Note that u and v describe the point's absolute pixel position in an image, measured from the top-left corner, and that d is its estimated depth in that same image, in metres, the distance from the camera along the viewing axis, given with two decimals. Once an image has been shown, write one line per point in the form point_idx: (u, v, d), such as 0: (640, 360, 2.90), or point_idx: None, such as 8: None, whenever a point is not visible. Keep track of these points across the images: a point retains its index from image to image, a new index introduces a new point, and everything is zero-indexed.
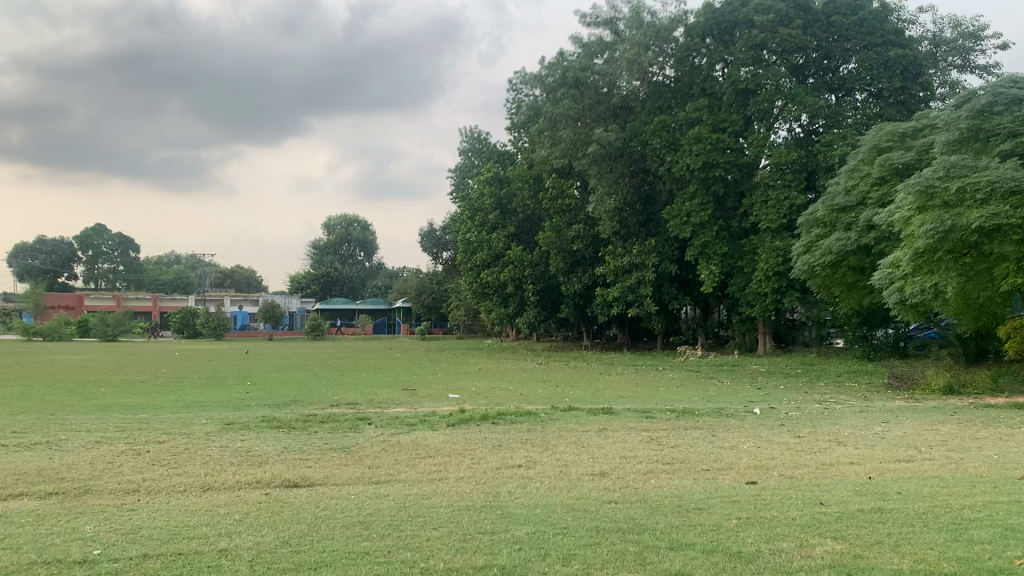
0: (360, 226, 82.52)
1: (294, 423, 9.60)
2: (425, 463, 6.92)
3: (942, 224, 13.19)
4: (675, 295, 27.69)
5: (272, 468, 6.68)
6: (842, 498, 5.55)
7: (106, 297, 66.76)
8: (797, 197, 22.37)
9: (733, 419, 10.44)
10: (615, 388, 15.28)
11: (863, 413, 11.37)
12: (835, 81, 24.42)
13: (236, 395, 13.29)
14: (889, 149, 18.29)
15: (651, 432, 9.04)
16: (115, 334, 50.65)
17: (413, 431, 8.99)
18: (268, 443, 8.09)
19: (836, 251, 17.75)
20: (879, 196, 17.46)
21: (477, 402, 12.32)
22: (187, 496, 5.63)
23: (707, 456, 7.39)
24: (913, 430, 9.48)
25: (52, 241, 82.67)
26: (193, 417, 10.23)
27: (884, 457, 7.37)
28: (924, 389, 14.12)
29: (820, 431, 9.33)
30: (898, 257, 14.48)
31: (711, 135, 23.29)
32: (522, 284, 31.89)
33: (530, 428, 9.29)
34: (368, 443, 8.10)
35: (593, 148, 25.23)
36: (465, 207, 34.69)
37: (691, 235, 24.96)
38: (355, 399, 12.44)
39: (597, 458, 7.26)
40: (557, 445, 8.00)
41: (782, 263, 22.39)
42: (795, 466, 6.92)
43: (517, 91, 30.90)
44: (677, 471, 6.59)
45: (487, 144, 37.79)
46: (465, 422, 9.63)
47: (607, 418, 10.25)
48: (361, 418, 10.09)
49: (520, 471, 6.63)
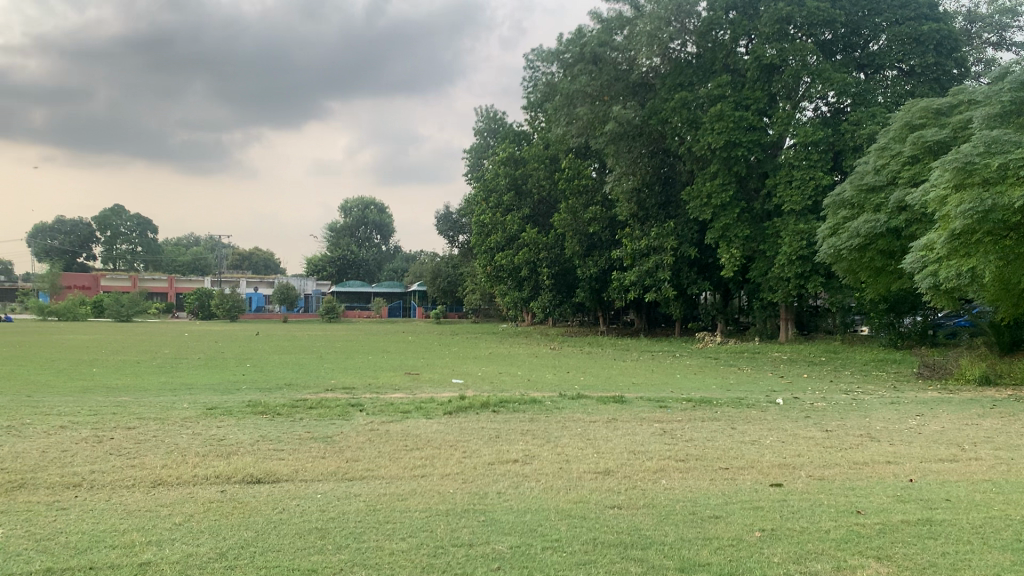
0: (377, 209, 82.19)
1: (280, 409, 8.94)
2: (409, 456, 6.22)
3: (983, 203, 12.29)
4: (694, 280, 26.84)
5: (239, 459, 6.00)
6: (883, 506, 4.80)
7: (122, 278, 66.59)
8: (822, 177, 21.44)
9: (755, 411, 9.67)
10: (629, 375, 14.50)
11: (894, 405, 10.58)
12: (864, 58, 23.35)
13: (231, 378, 12.68)
14: (922, 126, 17.34)
15: (664, 423, 8.31)
16: (130, 315, 50.41)
17: (406, 419, 8.29)
18: (244, 431, 7.44)
19: (864, 233, 16.84)
20: (910, 176, 16.53)
21: (481, 388, 11.62)
22: (133, 492, 4.97)
23: (725, 452, 6.64)
24: (952, 425, 8.67)
25: (71, 222, 82.78)
26: (176, 401, 9.60)
27: (925, 456, 6.59)
28: (958, 379, 13.30)
29: (849, 425, 8.54)
30: (931, 239, 13.61)
31: (734, 113, 22.35)
32: (537, 267, 31.12)
33: (533, 416, 8.58)
34: (353, 432, 7.42)
35: (611, 126, 24.33)
36: (481, 188, 33.92)
37: (711, 217, 24.10)
38: (353, 384, 11.78)
39: (603, 452, 6.53)
40: (559, 437, 7.28)
41: (806, 246, 21.49)
42: (824, 465, 6.15)
43: (533, 68, 29.95)
44: (691, 470, 5.85)
45: (503, 124, 36.97)
46: (464, 410, 8.93)
47: (617, 408, 9.51)
48: (353, 404, 9.42)
49: (515, 467, 5.91)
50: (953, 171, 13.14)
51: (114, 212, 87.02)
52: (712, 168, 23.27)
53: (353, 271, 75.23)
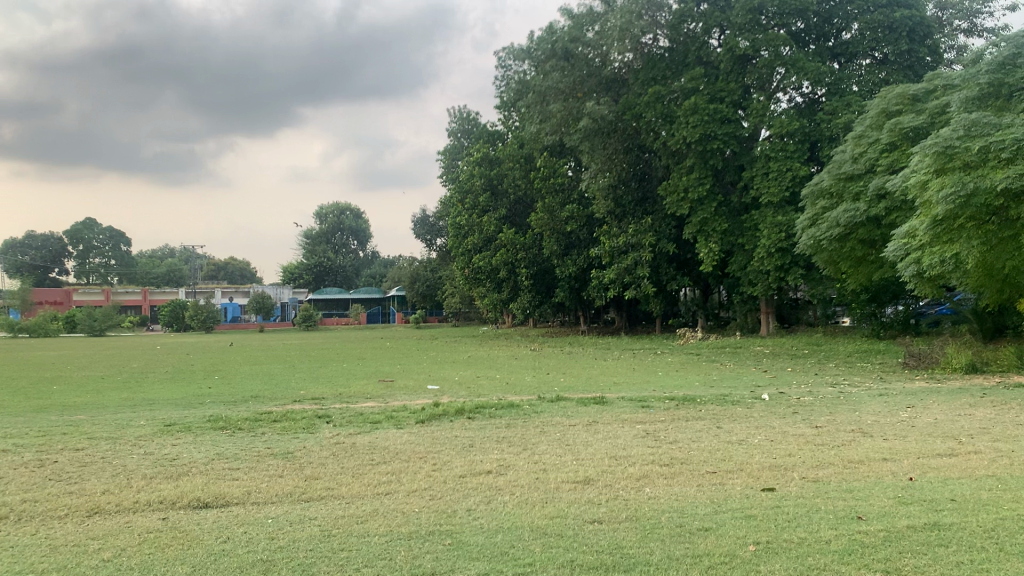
0: (352, 214, 81.51)
1: (243, 424, 8.44)
2: (374, 471, 5.77)
3: (964, 187, 12.02)
4: (673, 276, 26.54)
5: (189, 481, 5.52)
6: (886, 510, 4.43)
7: (95, 291, 65.42)
8: (800, 168, 21.19)
9: (740, 407, 9.32)
10: (610, 375, 14.13)
11: (883, 397, 10.25)
12: (837, 47, 23.15)
13: (197, 391, 12.16)
14: (899, 113, 17.12)
15: (647, 424, 7.91)
16: (103, 329, 49.50)
17: (376, 430, 7.83)
18: (200, 449, 6.96)
19: (844, 223, 16.56)
20: (888, 164, 16.28)
21: (456, 393, 11.18)
22: (64, 523, 4.49)
23: (713, 454, 6.25)
24: (946, 416, 8.34)
25: (42, 236, 81.45)
26: (133, 418, 9.09)
27: (922, 452, 6.24)
28: (944, 368, 13.02)
29: (839, 420, 8.19)
30: (913, 226, 13.33)
31: (708, 105, 22.06)
32: (515, 268, 30.73)
33: (509, 423, 8.14)
34: (317, 446, 6.97)
35: (585, 123, 23.97)
36: (456, 189, 33.46)
37: (689, 212, 23.80)
38: (323, 394, 11.30)
39: (583, 459, 6.14)
40: (537, 444, 6.86)
41: (785, 238, 21.25)
42: (818, 465, 5.78)
43: (504, 66, 29.51)
44: (678, 476, 5.45)
45: (476, 124, 36.50)
46: (438, 418, 8.50)
47: (598, 410, 9.09)
48: (320, 415, 8.95)
49: (488, 479, 5.49)
50: (933, 156, 12.86)
51: (87, 225, 86.34)
52: (688, 162, 22.95)
53: (330, 277, 74.47)
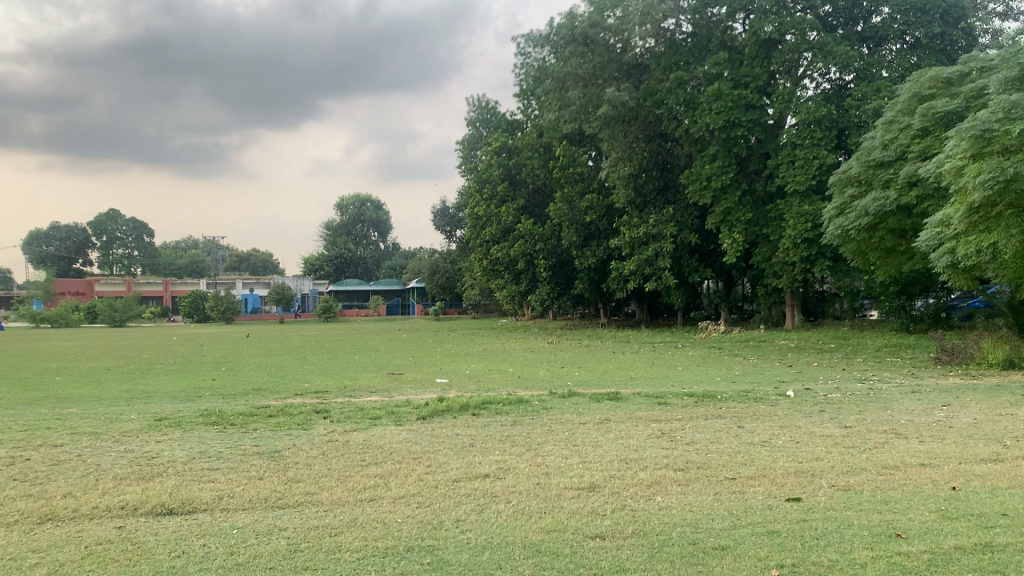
0: (373, 205, 81.39)
1: (236, 419, 8.02)
2: (362, 474, 5.30)
3: (1004, 172, 11.36)
4: (695, 267, 25.90)
5: (159, 483, 5.08)
6: (929, 527, 3.91)
7: (117, 282, 65.64)
8: (827, 155, 20.49)
9: (763, 405, 8.77)
10: (627, 369, 13.61)
11: (916, 394, 9.67)
12: (866, 31, 22.37)
13: (199, 384, 11.79)
14: (931, 97, 16.40)
15: (662, 423, 7.40)
16: (123, 320, 49.52)
17: (373, 427, 7.36)
18: (185, 447, 6.54)
19: (873, 212, 15.87)
20: (920, 150, 15.59)
21: (465, 387, 10.72)
22: (7, 532, 4.06)
23: (732, 458, 5.71)
24: (986, 416, 7.75)
25: (66, 227, 82.02)
26: (123, 411, 8.69)
27: (964, 456, 5.68)
28: (980, 364, 12.38)
29: (870, 419, 7.63)
30: (947, 214, 12.68)
31: (732, 91, 21.41)
32: (534, 259, 30.22)
33: (515, 420, 7.65)
34: (307, 445, 6.51)
35: (604, 110, 23.37)
36: (474, 179, 32.97)
37: (711, 201, 23.14)
38: (327, 387, 10.89)
39: (591, 462, 5.63)
40: (543, 445, 6.36)
41: (811, 228, 20.59)
42: (850, 471, 5.24)
43: (523, 53, 28.89)
44: (693, 483, 4.93)
45: (495, 113, 35.96)
46: (441, 414, 8.03)
47: (611, 407, 8.57)
48: (318, 410, 8.50)
49: (485, 484, 5.00)
50: (970, 140, 12.18)
51: (110, 216, 87.10)
52: (711, 150, 22.29)
53: (351, 269, 74.33)
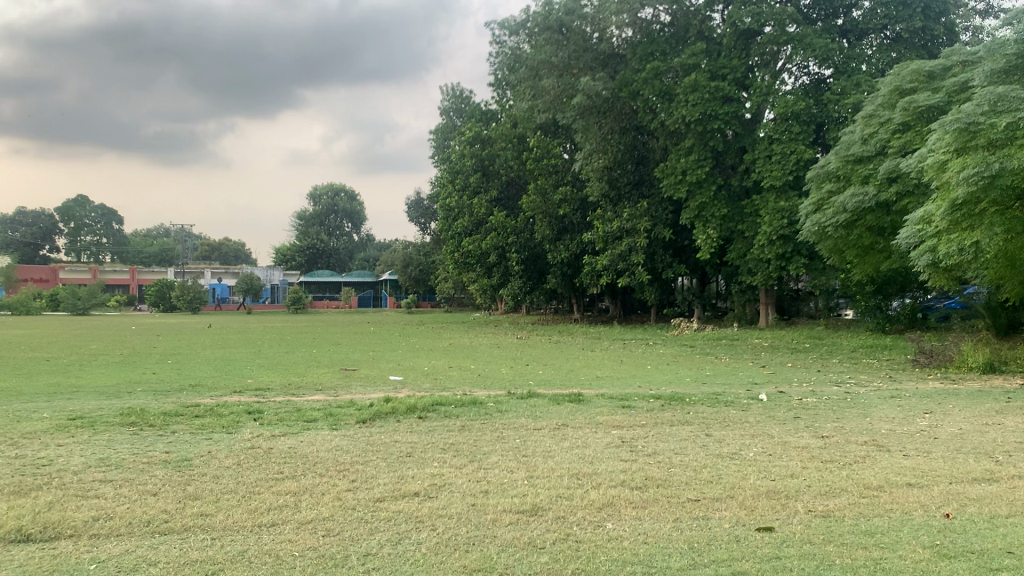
0: (347, 196, 80.34)
1: (156, 420, 7.28)
2: (272, 491, 4.60)
3: (989, 167, 10.85)
4: (669, 263, 25.32)
5: (30, 501, 4.35)
6: (922, 569, 3.30)
7: (83, 270, 64.12)
8: (804, 150, 19.97)
9: (733, 409, 8.17)
10: (594, 368, 12.96)
11: (895, 399, 9.13)
12: (846, 25, 21.90)
13: (135, 379, 11.03)
14: (913, 91, 15.91)
15: (624, 430, 6.78)
16: (87, 308, 48.19)
17: (305, 431, 6.66)
18: (87, 452, 5.80)
19: (851, 208, 15.35)
20: (900, 145, 15.11)
21: (419, 386, 10.05)
22: None
23: (697, 474, 5.08)
24: (971, 425, 7.20)
25: (33, 213, 80.12)
26: (37, 410, 7.89)
27: (954, 474, 5.09)
28: (959, 367, 11.88)
29: (848, 428, 7.04)
30: (928, 211, 12.15)
31: (709, 83, 20.83)
32: (506, 252, 29.54)
33: (462, 425, 6.97)
34: (226, 452, 5.80)
35: (579, 99, 22.66)
36: (446, 169, 32.20)
37: (686, 195, 22.57)
38: (271, 384, 10.16)
39: (539, 478, 4.96)
40: (487, 455, 5.70)
41: (787, 225, 20.09)
42: (828, 492, 4.62)
43: (498, 41, 28.09)
44: (650, 506, 4.28)
45: (469, 103, 35.11)
46: (385, 416, 7.35)
47: (572, 410, 7.93)
48: (251, 411, 7.78)
49: (411, 505, 4.32)
50: (953, 133, 11.66)
51: (77, 203, 85.24)
52: (687, 143, 21.69)
53: (323, 260, 73.20)
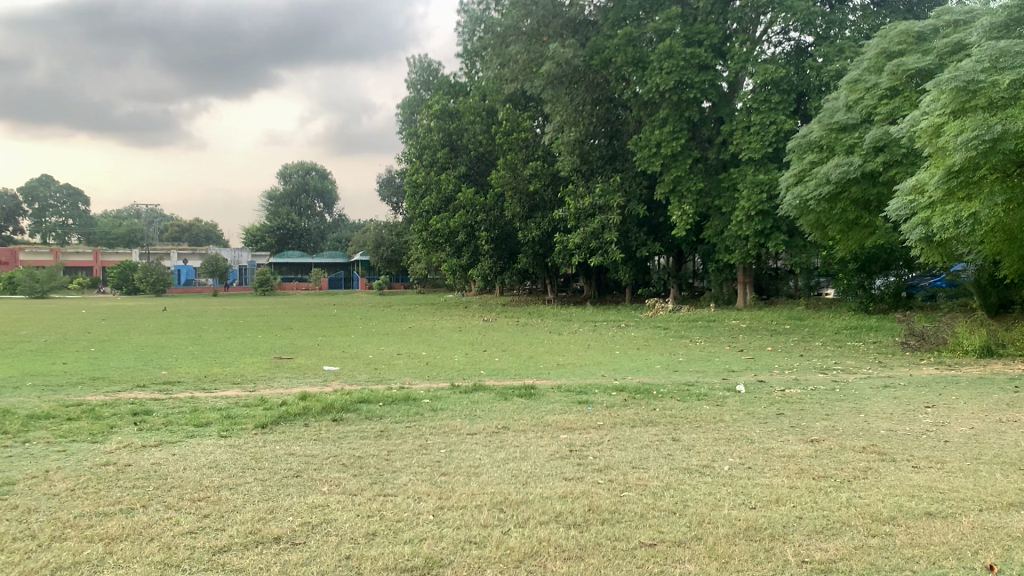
0: (318, 174, 78.58)
1: (15, 425, 6.01)
2: (83, 536, 3.41)
3: (990, 130, 9.71)
4: (644, 241, 24.19)
5: None
6: None
7: (44, 251, 62.08)
8: (785, 120, 18.86)
9: (706, 404, 7.06)
10: (556, 354, 11.78)
11: (890, 389, 8.08)
12: None
13: (35, 370, 9.79)
14: (901, 53, 14.77)
15: (577, 435, 5.63)
16: (45, 291, 46.39)
17: (187, 440, 5.45)
18: None
19: (835, 179, 14.25)
20: (887, 112, 14.02)
21: (353, 378, 8.86)
22: None
23: (658, 500, 3.94)
24: (984, 422, 6.15)
25: None
26: None
27: (985, 497, 4.00)
28: (954, 350, 10.89)
29: (839, 428, 5.97)
30: (920, 179, 11.05)
31: (685, 50, 19.61)
32: (475, 230, 28.29)
33: (381, 430, 5.79)
34: (67, 473, 4.57)
35: (547, 67, 21.35)
36: (413, 144, 30.78)
37: (661, 168, 21.42)
38: (183, 376, 8.94)
39: (450, 510, 3.79)
40: (396, 474, 4.52)
41: (766, 198, 19.02)
42: (831, 530, 3.49)
43: (465, 8, 26.63)
44: (588, 558, 3.15)
45: (437, 75, 33.60)
46: (295, 419, 6.15)
47: (519, 408, 6.78)
48: (138, 413, 6.53)
49: (263, 559, 3.14)
50: (949, 93, 10.54)
51: (41, 182, 82.99)
52: (661, 113, 20.49)
53: (293, 240, 71.66)
